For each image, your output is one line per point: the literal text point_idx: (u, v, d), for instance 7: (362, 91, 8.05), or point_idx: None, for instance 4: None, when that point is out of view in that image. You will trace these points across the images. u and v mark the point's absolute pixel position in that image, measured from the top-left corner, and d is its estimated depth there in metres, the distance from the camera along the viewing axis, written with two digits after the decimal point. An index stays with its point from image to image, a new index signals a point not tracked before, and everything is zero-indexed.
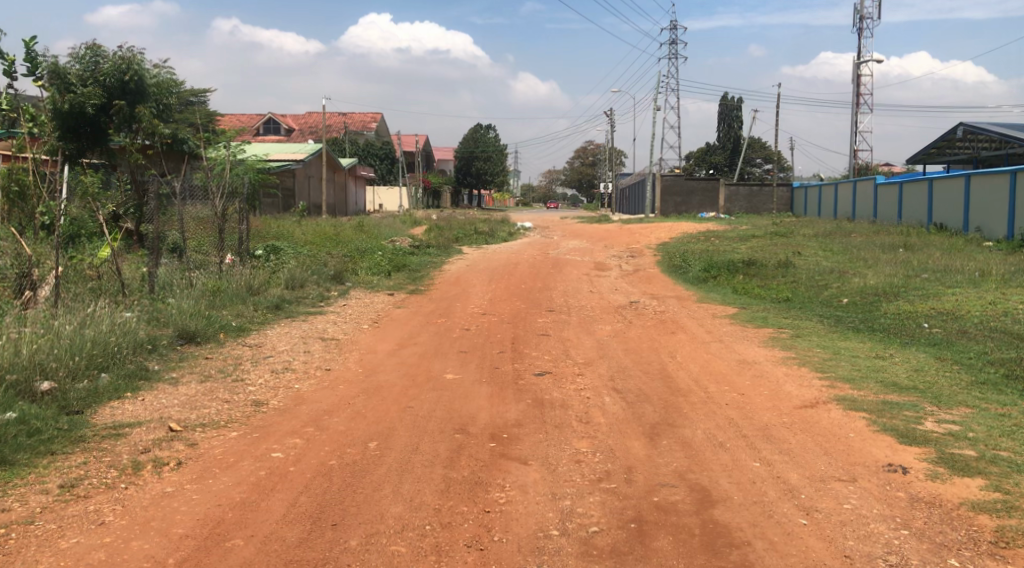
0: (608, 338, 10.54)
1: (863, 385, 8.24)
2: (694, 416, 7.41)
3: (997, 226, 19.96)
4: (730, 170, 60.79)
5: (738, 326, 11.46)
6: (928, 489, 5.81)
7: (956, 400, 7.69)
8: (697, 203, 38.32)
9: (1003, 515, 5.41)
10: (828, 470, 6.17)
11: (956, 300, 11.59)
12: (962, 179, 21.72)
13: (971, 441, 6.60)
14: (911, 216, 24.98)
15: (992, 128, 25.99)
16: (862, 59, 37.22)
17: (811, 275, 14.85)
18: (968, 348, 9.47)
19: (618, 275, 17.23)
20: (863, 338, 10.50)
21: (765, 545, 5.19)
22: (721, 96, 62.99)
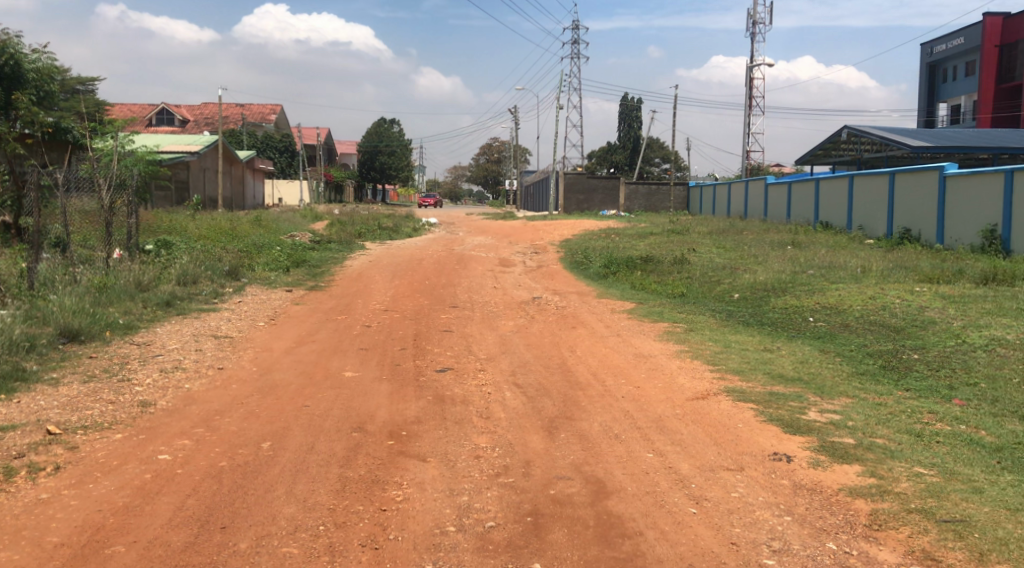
0: (510, 334, 10.61)
1: (751, 377, 8.54)
2: (591, 409, 7.53)
3: (877, 225, 20.94)
4: (630, 170, 62.00)
5: (636, 321, 11.68)
6: (809, 477, 6.05)
7: (837, 390, 8.05)
8: (598, 201, 38.85)
9: (877, 498, 5.65)
10: (717, 460, 6.36)
11: (839, 295, 12.07)
12: (846, 179, 22.71)
13: (850, 430, 6.90)
14: (800, 214, 25.94)
15: (874, 131, 27.25)
16: (756, 62, 38.53)
17: (705, 271, 15.28)
18: (849, 340, 9.92)
19: (521, 271, 17.29)
20: (752, 331, 10.87)
21: (656, 534, 5.29)
22: (622, 96, 64.07)
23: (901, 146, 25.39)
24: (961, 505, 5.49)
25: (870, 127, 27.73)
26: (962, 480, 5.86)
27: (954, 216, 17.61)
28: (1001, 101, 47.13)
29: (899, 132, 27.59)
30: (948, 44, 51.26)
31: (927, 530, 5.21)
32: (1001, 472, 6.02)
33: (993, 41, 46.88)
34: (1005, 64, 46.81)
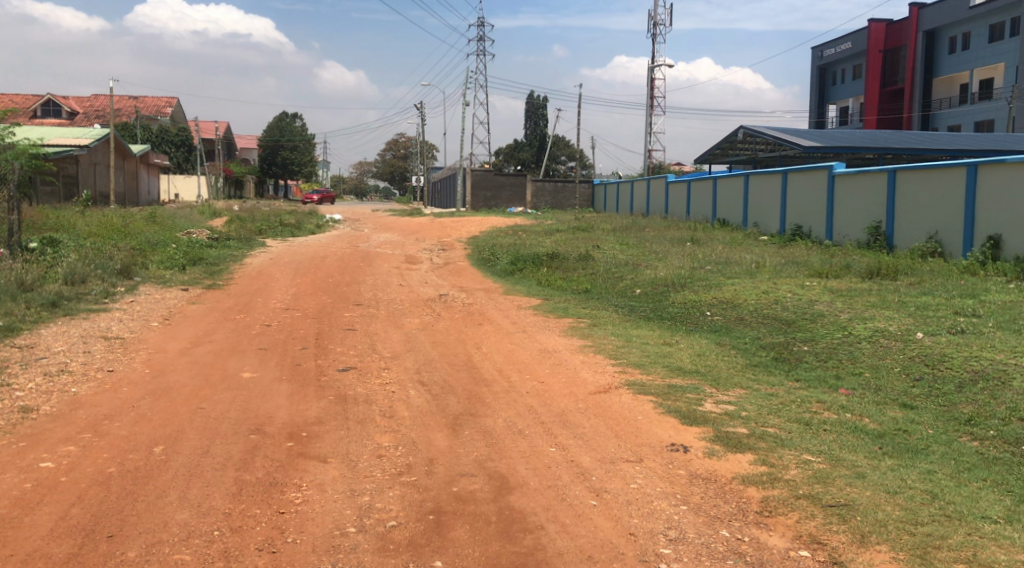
0: (416, 331, 10.54)
1: (651, 370, 8.72)
2: (495, 405, 7.54)
3: (770, 223, 21.68)
4: (537, 167, 62.44)
5: (541, 317, 11.77)
6: (705, 466, 6.21)
7: (732, 382, 8.29)
8: (506, 197, 38.94)
9: (768, 486, 5.84)
10: (617, 452, 6.46)
11: (735, 290, 12.43)
12: (741, 178, 23.43)
13: (744, 420, 7.11)
14: (698, 211, 26.65)
15: (768, 131, 28.17)
16: (657, 62, 39.36)
17: (608, 268, 15.52)
18: (744, 333, 10.23)
19: (427, 268, 17.20)
20: (652, 326, 11.10)
21: (556, 527, 5.34)
22: (528, 94, 64.47)
23: (793, 146, 26.33)
24: (845, 489, 5.72)
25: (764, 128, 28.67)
26: (846, 467, 6.11)
27: (842, 213, 18.36)
28: (885, 104, 49.37)
29: (791, 132, 28.60)
30: (836, 48, 53.40)
31: (814, 515, 5.40)
32: (882, 457, 6.31)
33: (878, 47, 49.05)
34: (889, 69, 49.08)
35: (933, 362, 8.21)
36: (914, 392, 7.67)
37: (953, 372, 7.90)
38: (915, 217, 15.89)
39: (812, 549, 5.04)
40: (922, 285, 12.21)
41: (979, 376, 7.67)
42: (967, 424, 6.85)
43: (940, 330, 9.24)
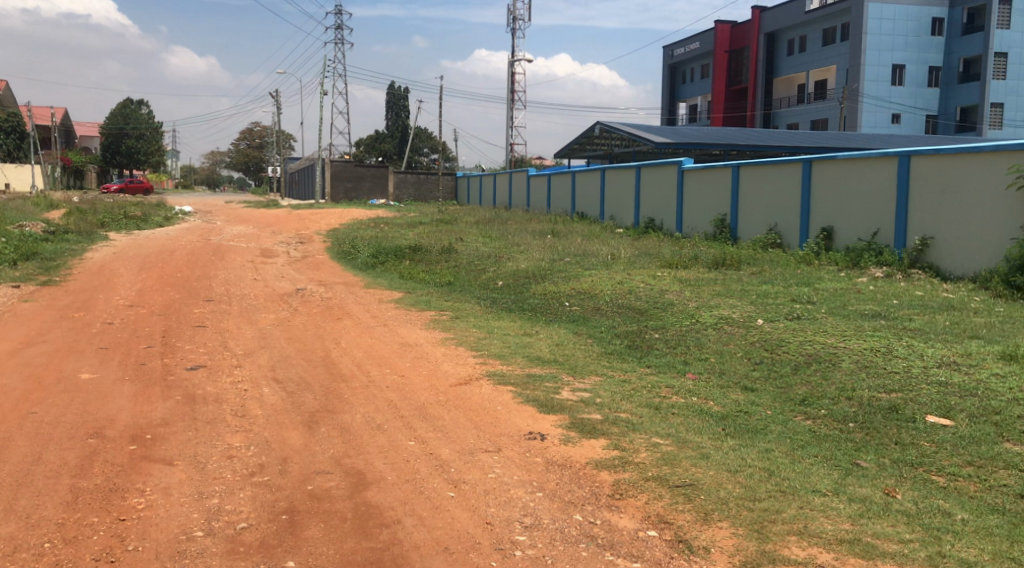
0: (271, 327, 10.25)
1: (510, 360, 8.81)
2: (353, 400, 7.44)
3: (625, 215, 22.31)
4: (398, 159, 61.97)
5: (402, 310, 11.69)
6: (561, 453, 6.33)
7: (588, 369, 8.50)
8: (367, 190, 38.34)
9: (620, 469, 6.02)
10: (476, 443, 6.50)
11: (592, 281, 12.72)
12: (598, 172, 23.98)
13: (598, 406, 7.30)
14: (558, 205, 27.13)
15: (623, 127, 28.96)
16: (516, 57, 39.78)
17: (470, 260, 15.58)
18: (601, 323, 10.49)
19: (284, 262, 16.75)
20: (513, 317, 11.22)
21: (413, 521, 5.32)
22: (388, 86, 63.89)
23: (646, 142, 27.20)
24: (690, 470, 5.97)
25: (620, 123, 29.48)
26: (692, 448, 6.37)
27: (691, 206, 19.11)
28: (731, 102, 51.67)
29: (645, 128, 29.51)
30: (685, 47, 55.43)
31: (662, 496, 5.60)
32: (724, 438, 6.61)
33: (724, 47, 51.26)
34: (735, 69, 51.43)
35: (772, 346, 8.67)
36: (755, 375, 8.08)
37: (790, 355, 8.36)
38: (757, 210, 16.73)
39: (660, 529, 5.22)
40: (763, 274, 12.86)
41: (813, 359, 8.16)
42: (801, 404, 7.26)
43: (778, 316, 9.77)
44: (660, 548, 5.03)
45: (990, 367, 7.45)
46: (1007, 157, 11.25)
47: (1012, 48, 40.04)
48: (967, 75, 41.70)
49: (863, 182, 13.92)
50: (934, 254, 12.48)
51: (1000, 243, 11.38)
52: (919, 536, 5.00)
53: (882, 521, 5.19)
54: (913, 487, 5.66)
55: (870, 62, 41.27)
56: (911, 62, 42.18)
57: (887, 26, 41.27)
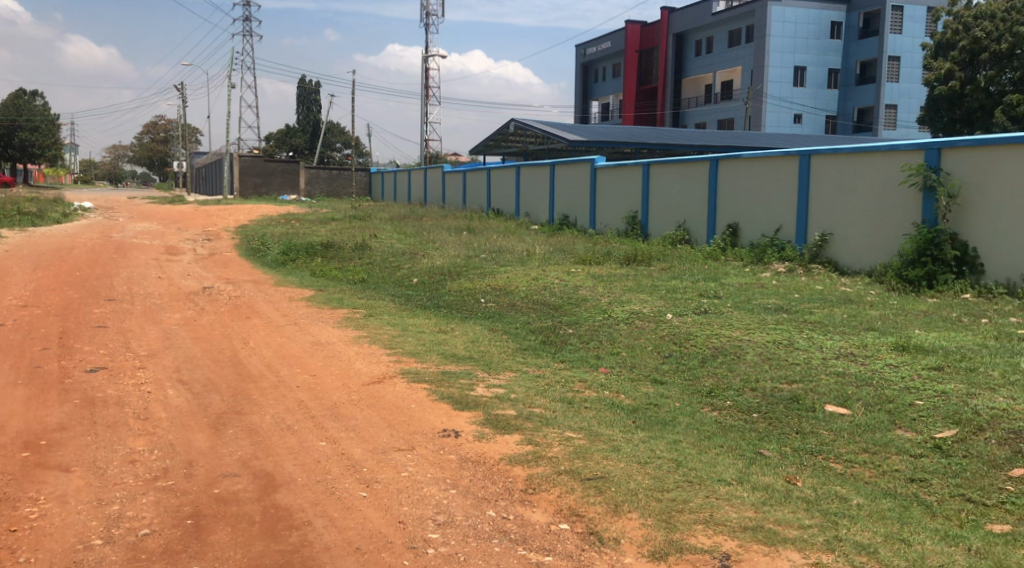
0: (176, 327, 9.98)
1: (425, 358, 8.78)
2: (263, 401, 7.30)
3: (540, 212, 22.48)
4: (310, 154, 61.02)
5: (314, 308, 11.52)
6: (474, 449, 6.34)
7: (503, 365, 8.54)
8: (277, 185, 37.53)
9: (533, 464, 6.07)
10: (389, 442, 6.46)
11: (507, 277, 12.78)
12: (513, 169, 24.09)
13: (512, 402, 7.34)
14: (473, 201, 27.16)
15: (537, 125, 29.15)
16: (429, 53, 39.63)
17: (384, 257, 15.46)
18: (516, 319, 10.54)
19: (190, 259, 16.30)
20: (428, 314, 11.18)
21: (324, 522, 5.25)
22: (299, 80, 63.04)
23: (559, 139, 27.45)
24: (601, 463, 6.06)
25: (534, 121, 29.66)
26: (603, 441, 6.47)
27: (603, 203, 19.38)
28: (642, 101, 52.53)
29: (558, 126, 29.77)
30: (597, 46, 56.09)
31: (574, 489, 5.67)
32: (634, 430, 6.73)
33: (635, 46, 52.07)
34: (645, 68, 52.34)
35: (681, 340, 8.87)
36: (665, 368, 8.26)
37: (698, 348, 8.57)
38: (667, 207, 17.06)
39: (572, 522, 5.29)
40: (673, 269, 13.13)
41: (719, 351, 8.38)
42: (708, 396, 7.45)
43: (687, 310, 10.00)
44: (571, 541, 5.09)
45: (885, 357, 7.78)
46: (899, 156, 11.75)
47: (904, 52, 41.79)
48: (863, 77, 43.33)
49: (767, 180, 14.34)
50: (833, 249, 12.96)
51: (894, 239, 11.88)
52: (817, 521, 5.19)
53: (784, 508, 5.36)
54: (813, 474, 5.87)
55: (774, 64, 42.54)
56: (812, 64, 43.64)
57: (788, 29, 42.60)
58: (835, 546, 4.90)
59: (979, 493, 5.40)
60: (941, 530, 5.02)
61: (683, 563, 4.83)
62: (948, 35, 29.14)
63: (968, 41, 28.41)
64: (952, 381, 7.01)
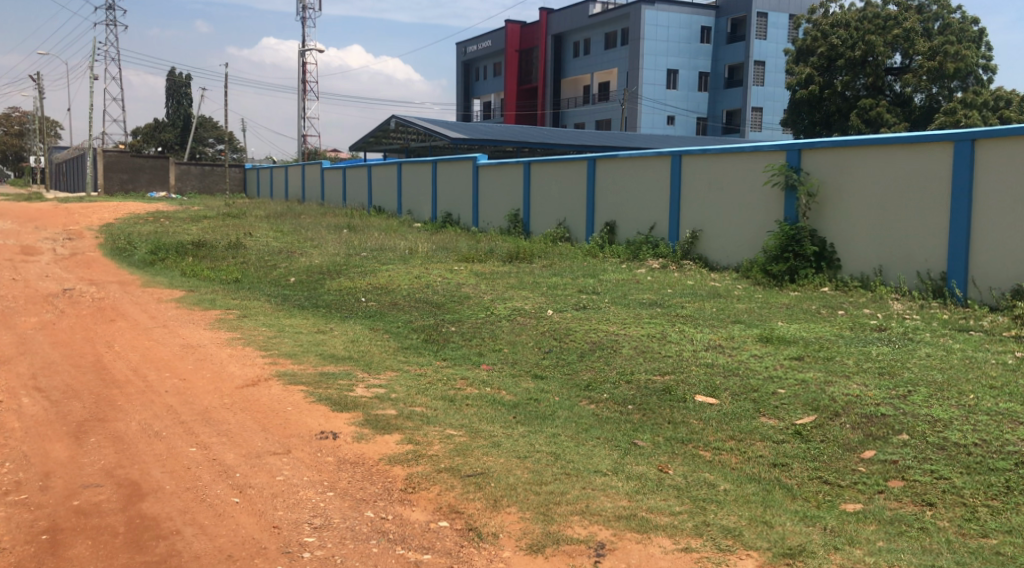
0: (33, 332, 9.44)
1: (302, 359, 8.62)
2: (128, 407, 7.00)
3: (422, 209, 22.40)
4: (180, 149, 58.79)
5: (184, 310, 11.12)
6: (353, 450, 6.27)
7: (383, 365, 8.47)
8: (146, 181, 35.83)
9: (412, 463, 6.05)
10: (263, 446, 6.31)
11: (388, 276, 12.66)
12: (394, 166, 23.91)
13: (392, 401, 7.30)
14: (354, 199, 26.81)
15: (418, 122, 29.03)
16: (306, 48, 38.85)
17: (260, 256, 15.07)
18: (397, 318, 10.46)
19: (49, 260, 15.43)
20: (306, 314, 10.96)
21: (193, 530, 5.09)
22: (168, 72, 60.84)
23: (441, 137, 27.42)
24: (481, 459, 6.10)
25: (415, 118, 29.52)
26: (484, 437, 6.51)
27: (484, 201, 19.47)
28: (522, 100, 53.02)
29: (439, 123, 29.72)
30: (477, 45, 56.23)
31: (454, 486, 5.69)
32: (514, 426, 6.80)
33: (514, 46, 52.48)
34: (525, 68, 52.87)
35: (560, 336, 9.01)
36: (545, 363, 8.38)
37: (576, 343, 8.73)
38: (546, 205, 17.30)
39: (451, 519, 5.30)
40: (552, 267, 13.32)
41: (597, 346, 8.57)
42: (586, 389, 7.61)
43: (567, 307, 10.17)
44: (450, 538, 5.11)
45: (751, 349, 8.13)
46: (764, 157, 12.27)
47: (769, 57, 43.72)
48: (731, 81, 45.06)
49: (641, 178, 14.73)
50: (703, 246, 13.44)
51: (759, 235, 12.42)
52: (687, 508, 5.37)
53: (656, 496, 5.54)
54: (684, 463, 6.08)
55: (648, 66, 43.72)
56: (684, 67, 45.06)
57: (662, 32, 43.87)
58: (703, 531, 5.08)
59: (834, 475, 5.71)
60: (800, 511, 5.29)
61: (560, 554, 4.92)
62: (808, 41, 30.70)
63: (827, 48, 29.96)
64: (811, 370, 7.40)
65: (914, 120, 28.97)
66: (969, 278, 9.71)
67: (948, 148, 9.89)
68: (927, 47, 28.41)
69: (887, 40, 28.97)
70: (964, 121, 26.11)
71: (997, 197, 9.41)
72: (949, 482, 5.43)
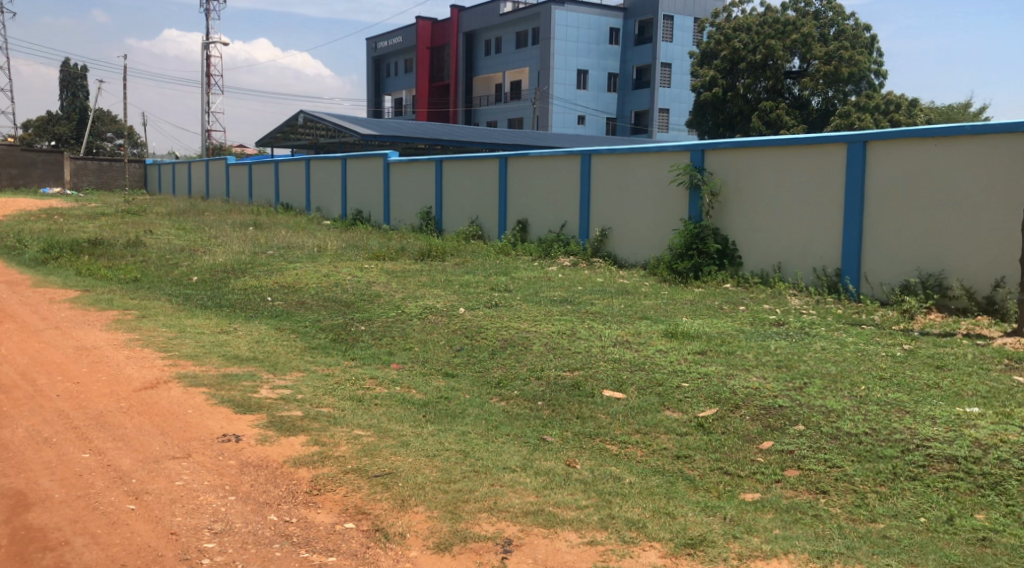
0: None
1: (205, 360, 8.40)
2: (16, 414, 6.69)
3: (331, 206, 22.08)
4: (76, 144, 56.48)
5: (79, 310, 10.68)
6: (256, 453, 6.14)
7: (289, 365, 8.32)
8: (39, 177, 34.27)
9: (318, 465, 5.95)
10: (161, 451, 6.12)
11: (295, 275, 12.44)
12: (302, 163, 23.50)
13: (299, 402, 7.17)
14: (261, 195, 26.25)
15: (327, 118, 28.61)
16: (209, 40, 37.81)
17: (160, 254, 14.60)
18: (304, 317, 10.28)
19: None
20: (208, 314, 10.66)
21: (84, 540, 4.91)
22: (62, 63, 58.36)
23: (350, 133, 27.08)
24: (389, 459, 6.05)
25: (323, 114, 29.08)
26: (392, 437, 6.45)
27: (396, 199, 19.32)
28: (434, 97, 52.82)
29: (349, 119, 29.34)
30: (387, 41, 55.76)
31: (360, 487, 5.62)
32: (424, 424, 6.77)
33: (425, 43, 52.22)
34: (436, 65, 52.67)
35: (471, 334, 9.00)
36: (456, 361, 8.36)
37: (487, 341, 8.74)
38: (458, 203, 17.29)
39: (357, 520, 5.24)
40: (464, 264, 13.31)
41: (508, 343, 8.59)
42: (497, 387, 7.62)
43: (478, 304, 10.17)
44: (356, 539, 5.05)
45: (657, 344, 8.28)
46: (670, 156, 12.51)
47: (675, 59, 44.64)
48: (639, 82, 45.82)
49: (551, 177, 14.84)
50: (612, 243, 13.63)
51: (666, 233, 12.66)
52: (593, 502, 5.44)
53: (562, 491, 5.59)
54: (591, 457, 6.15)
55: (558, 66, 44.11)
56: (593, 68, 45.60)
57: (571, 33, 44.31)
58: (609, 524, 5.16)
59: (735, 466, 5.87)
60: (701, 502, 5.41)
61: (467, 552, 4.91)
62: (712, 44, 31.49)
63: (729, 51, 30.79)
64: (713, 364, 7.59)
65: (812, 123, 30.00)
66: (862, 274, 10.12)
67: (841, 150, 10.28)
68: (824, 52, 29.36)
69: (785, 45, 29.80)
70: (858, 125, 27.21)
71: (889, 197, 9.80)
72: (841, 470, 5.64)
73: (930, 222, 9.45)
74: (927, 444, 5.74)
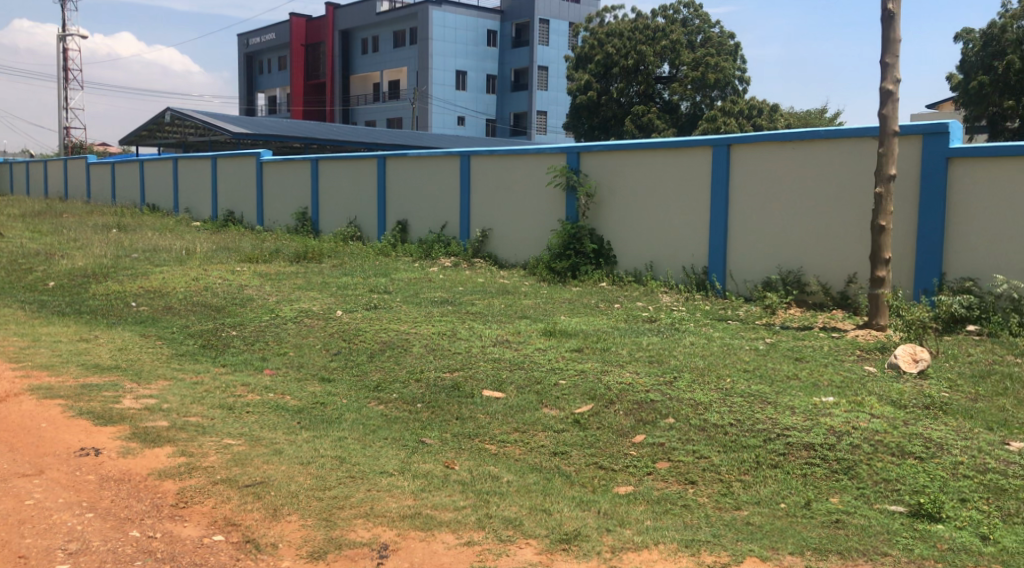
0: None
1: (62, 370, 7.96)
2: None
3: (202, 207, 21.33)
4: None
5: None
6: (117, 467, 5.86)
7: (155, 374, 7.98)
8: None
9: (184, 476, 5.73)
10: (11, 468, 5.76)
11: (162, 279, 11.95)
12: (170, 162, 22.61)
13: (165, 412, 6.89)
14: (125, 195, 25.10)
15: (196, 116, 27.63)
16: (66, 33, 35.87)
17: (12, 259, 13.76)
18: (171, 323, 9.89)
19: None
20: (66, 321, 10.11)
21: None
22: None
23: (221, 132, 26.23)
24: (261, 467, 5.89)
25: (193, 111, 28.08)
26: (265, 445, 6.28)
27: (270, 200, 18.84)
28: (309, 95, 51.79)
29: (220, 118, 28.43)
30: (259, 38, 54.34)
31: (229, 498, 5.45)
32: (298, 431, 6.62)
33: (300, 40, 51.15)
34: (311, 63, 51.68)
35: (349, 337, 8.86)
36: (333, 365, 8.21)
37: (365, 344, 8.62)
38: (335, 203, 17.02)
39: (226, 532, 5.07)
40: (342, 266, 13.09)
41: (386, 345, 8.51)
42: (374, 390, 7.53)
43: (355, 307, 10.02)
44: (225, 552, 4.89)
45: (535, 343, 8.37)
46: (546, 158, 12.67)
47: (552, 62, 45.27)
48: (516, 84, 46.29)
49: (430, 177, 14.80)
50: (492, 244, 13.70)
51: (544, 233, 12.82)
52: (470, 502, 5.45)
53: (440, 492, 5.57)
54: (469, 457, 6.16)
55: (437, 66, 44.01)
56: (471, 69, 45.71)
57: (449, 34, 44.30)
58: (485, 523, 5.17)
59: (608, 460, 5.99)
60: (577, 497, 5.50)
61: (342, 559, 4.83)
62: (586, 49, 32.06)
63: (602, 56, 31.41)
64: (589, 361, 7.73)
65: (682, 126, 31.02)
66: (727, 272, 10.52)
67: (707, 152, 10.65)
68: (691, 58, 30.50)
69: (656, 50, 30.79)
70: (724, 128, 28.30)
71: (752, 197, 10.23)
72: (708, 461, 5.84)
73: (790, 221, 9.90)
74: (787, 433, 6.01)
